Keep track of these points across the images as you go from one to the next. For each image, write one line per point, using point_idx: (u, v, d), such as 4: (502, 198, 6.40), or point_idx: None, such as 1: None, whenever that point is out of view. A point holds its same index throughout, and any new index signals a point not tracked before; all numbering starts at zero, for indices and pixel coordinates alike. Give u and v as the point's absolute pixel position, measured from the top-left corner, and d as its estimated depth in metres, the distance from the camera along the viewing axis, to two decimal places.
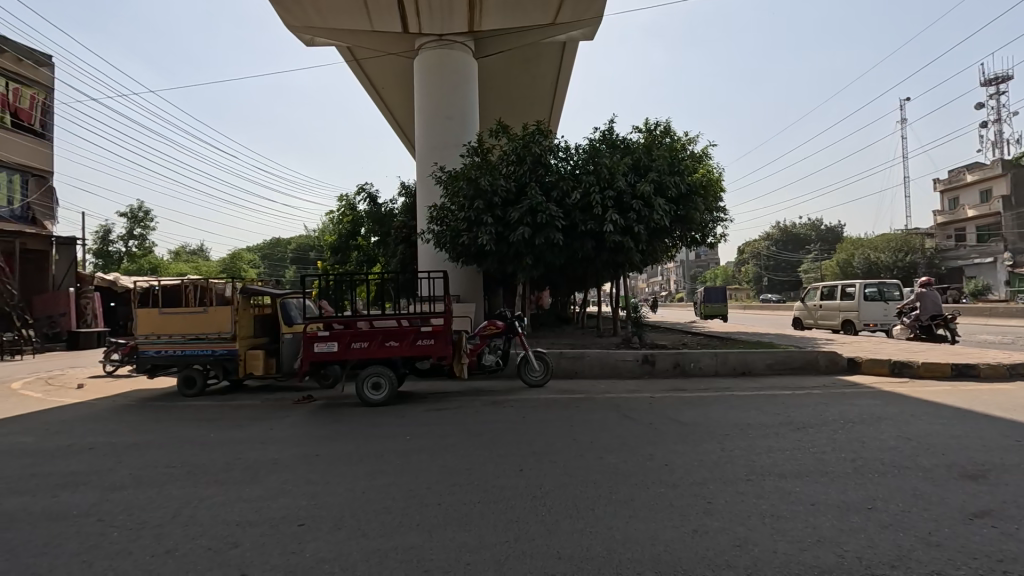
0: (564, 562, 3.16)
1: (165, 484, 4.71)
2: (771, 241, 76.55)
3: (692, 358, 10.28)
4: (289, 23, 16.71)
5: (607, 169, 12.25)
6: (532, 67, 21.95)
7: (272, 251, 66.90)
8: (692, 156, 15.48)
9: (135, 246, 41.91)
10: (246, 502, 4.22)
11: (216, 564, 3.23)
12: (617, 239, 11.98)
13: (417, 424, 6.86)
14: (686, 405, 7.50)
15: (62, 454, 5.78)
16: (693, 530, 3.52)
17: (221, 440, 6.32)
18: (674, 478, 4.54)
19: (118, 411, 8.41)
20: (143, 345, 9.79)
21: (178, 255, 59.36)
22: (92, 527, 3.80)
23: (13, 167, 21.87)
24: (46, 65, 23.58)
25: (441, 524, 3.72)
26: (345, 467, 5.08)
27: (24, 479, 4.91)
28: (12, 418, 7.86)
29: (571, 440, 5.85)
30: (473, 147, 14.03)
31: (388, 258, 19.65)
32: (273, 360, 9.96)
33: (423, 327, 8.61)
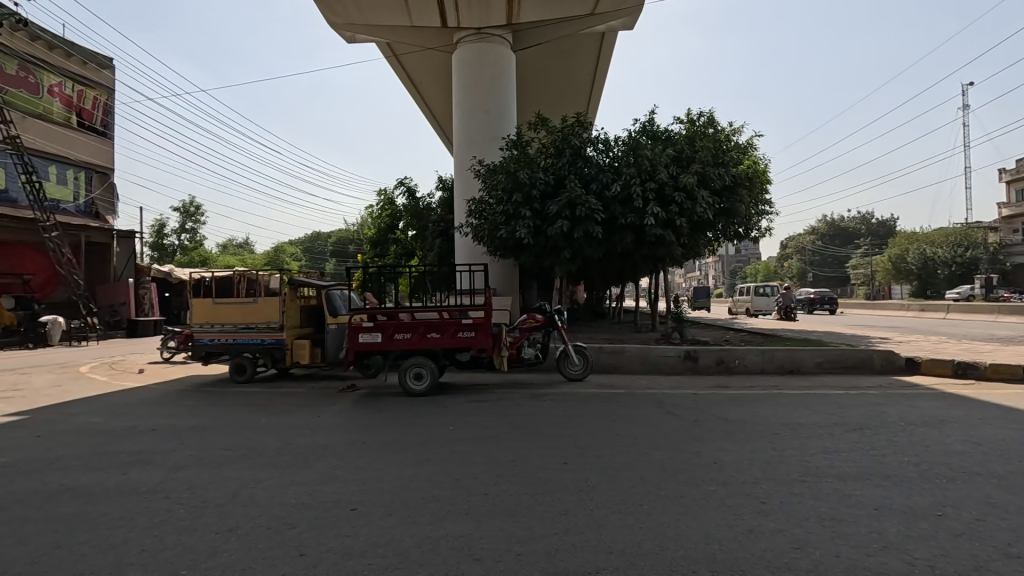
0: (615, 556, 3.12)
1: (224, 465, 4.92)
2: (817, 236, 73.09)
3: (737, 355, 9.98)
4: (331, 21, 17.03)
5: (649, 160, 12.01)
6: (571, 58, 21.71)
7: (314, 245, 68.97)
8: (737, 147, 15.00)
9: (187, 239, 43.98)
10: (301, 485, 4.36)
11: (275, 543, 3.35)
12: (659, 233, 11.75)
13: (460, 414, 6.95)
14: (730, 402, 7.36)
15: (129, 433, 6.15)
16: (748, 529, 3.43)
17: (272, 425, 6.58)
18: (725, 476, 4.42)
19: (175, 396, 8.82)
20: (198, 333, 10.24)
21: (226, 247, 61.72)
22: (160, 503, 4.01)
23: (78, 164, 23.21)
24: (108, 67, 24.88)
25: (489, 514, 3.75)
26: (392, 455, 5.17)
27: (96, 457, 5.23)
28: (82, 400, 8.39)
29: (614, 433, 5.80)
30: (512, 140, 13.99)
31: (426, 251, 19.88)
32: (319, 350, 10.28)
33: (464, 319, 8.70)
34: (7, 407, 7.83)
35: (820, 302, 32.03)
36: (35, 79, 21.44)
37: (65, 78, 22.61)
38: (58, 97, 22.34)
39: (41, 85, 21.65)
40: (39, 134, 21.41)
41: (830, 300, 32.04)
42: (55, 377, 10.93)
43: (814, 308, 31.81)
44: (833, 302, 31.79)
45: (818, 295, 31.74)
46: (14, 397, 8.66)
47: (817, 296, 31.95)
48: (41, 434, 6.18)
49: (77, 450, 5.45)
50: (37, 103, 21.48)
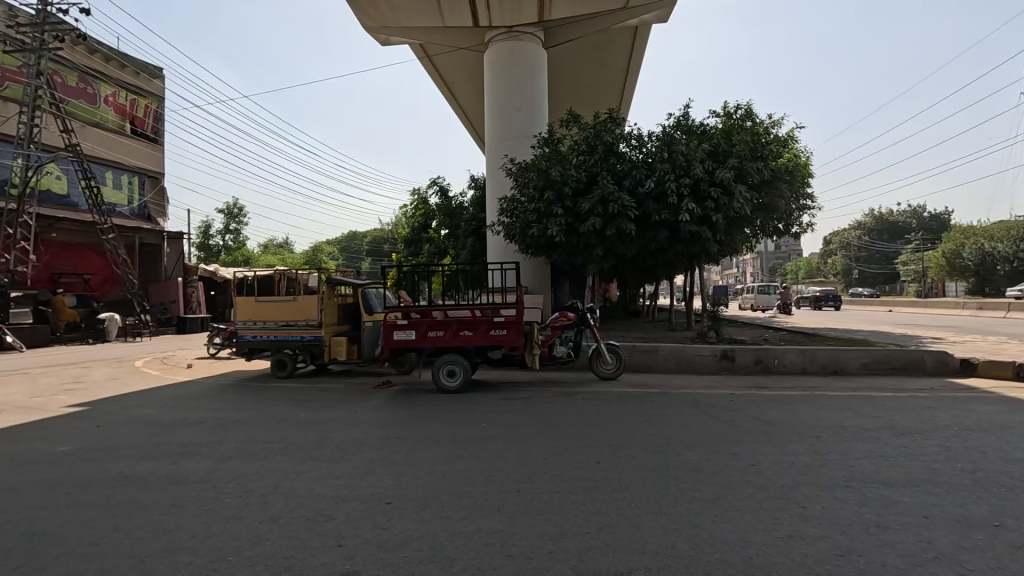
0: (649, 557, 3.10)
1: (267, 457, 5.12)
2: (863, 230, 69.68)
3: (776, 354, 9.69)
4: (366, 25, 17.37)
5: (684, 155, 11.76)
6: (603, 54, 21.46)
7: (350, 245, 71.00)
8: (778, 140, 14.48)
9: (231, 239, 45.85)
10: (338, 478, 4.50)
11: (316, 533, 3.47)
12: (694, 229, 11.52)
13: (492, 412, 7.00)
14: (768, 403, 7.16)
15: (180, 425, 6.47)
16: (788, 534, 3.34)
17: (311, 419, 6.81)
18: (763, 479, 4.31)
19: (221, 390, 9.20)
20: (241, 330, 10.65)
21: (267, 247, 63.82)
22: (208, 492, 4.21)
23: (131, 169, 24.50)
24: (158, 77, 26.16)
25: (521, 511, 3.77)
26: (426, 451, 5.27)
27: (150, 446, 5.54)
28: (137, 393, 8.88)
29: (647, 433, 5.74)
30: (544, 138, 13.94)
31: (458, 251, 20.11)
32: (355, 347, 10.55)
33: (496, 317, 8.74)
34: (71, 399, 8.37)
35: (825, 300, 35.14)
36: (93, 89, 22.72)
37: (119, 88, 23.91)
38: (113, 106, 23.59)
39: (98, 95, 22.94)
40: (97, 142, 22.71)
41: (834, 296, 34.84)
42: (113, 371, 11.60)
43: (819, 305, 35.07)
44: (838, 300, 34.75)
45: (823, 294, 34.96)
46: (77, 389, 9.25)
47: (822, 295, 35.71)
48: (101, 424, 6.58)
49: (134, 440, 5.79)
50: (95, 113, 22.78)
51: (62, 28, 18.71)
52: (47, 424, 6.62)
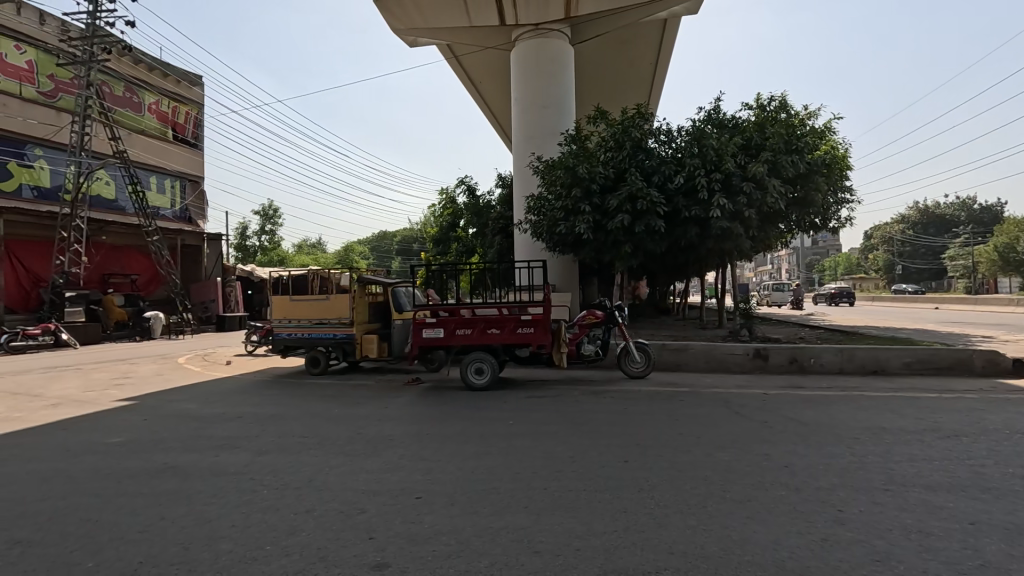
0: (677, 557, 3.07)
1: (302, 451, 5.28)
2: (907, 224, 66.47)
3: (811, 354, 9.42)
4: (394, 27, 17.48)
5: (715, 150, 11.52)
6: (631, 48, 21.19)
7: (381, 244, 72.32)
8: (814, 132, 14.00)
9: (267, 240, 47.28)
10: (370, 473, 4.62)
11: (347, 526, 3.56)
12: (725, 225, 11.30)
13: (520, 409, 7.04)
14: (803, 403, 6.97)
15: (220, 419, 6.75)
16: (822, 538, 3.25)
17: (343, 415, 6.99)
18: (797, 481, 4.20)
19: (258, 386, 9.52)
20: (277, 328, 10.98)
21: (300, 247, 65.33)
22: (247, 484, 4.38)
23: (173, 174, 25.58)
24: (198, 85, 27.23)
25: (548, 508, 3.80)
26: (454, 447, 5.34)
27: (192, 439, 5.79)
28: (181, 388, 9.28)
29: (676, 432, 5.67)
30: (571, 135, 13.85)
31: (485, 249, 20.24)
32: (385, 344, 10.76)
33: (523, 315, 8.78)
34: (120, 393, 8.82)
35: (839, 296, 36.39)
36: (139, 98, 23.77)
37: (162, 96, 25.00)
38: (156, 113, 24.65)
39: (143, 103, 24.00)
40: (142, 148, 23.76)
41: (846, 293, 36.23)
42: (158, 367, 12.15)
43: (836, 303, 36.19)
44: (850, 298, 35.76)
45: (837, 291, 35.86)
46: (125, 384, 9.73)
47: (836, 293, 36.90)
48: (147, 418, 6.90)
49: (177, 434, 6.06)
50: (140, 121, 23.84)
51: (109, 40, 19.65)
52: (99, 417, 6.99)
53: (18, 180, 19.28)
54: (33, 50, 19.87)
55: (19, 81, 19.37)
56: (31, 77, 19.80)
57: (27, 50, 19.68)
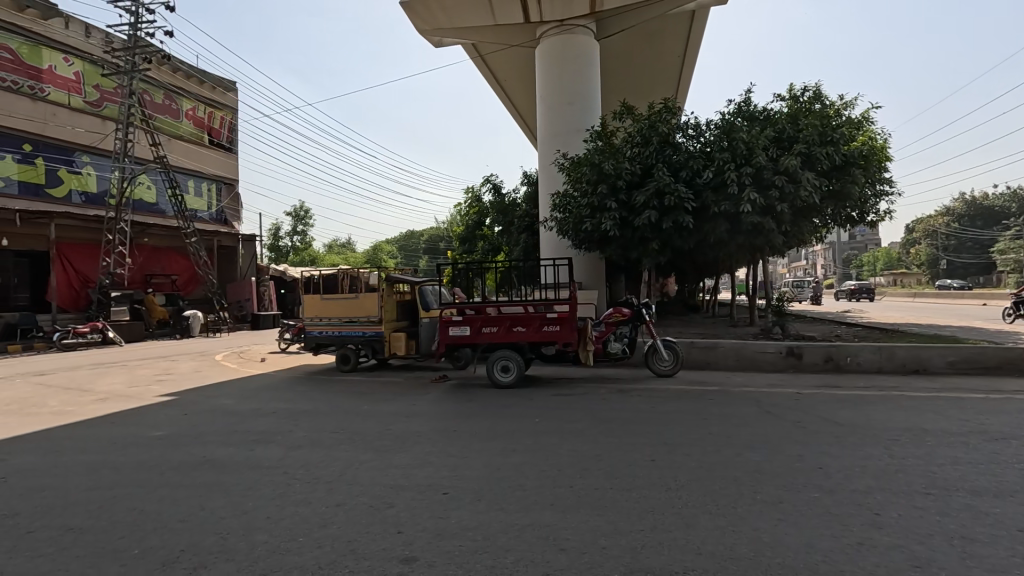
0: (706, 558, 3.03)
1: (333, 446, 5.43)
2: (953, 216, 63.26)
3: (848, 352, 9.12)
4: (420, 28, 17.39)
5: (745, 143, 11.23)
6: (658, 41, 20.80)
7: (408, 243, 73.22)
8: (850, 122, 13.49)
9: (299, 240, 48.46)
10: (398, 468, 4.70)
11: (377, 520, 3.65)
12: (756, 219, 11.03)
13: (546, 407, 7.04)
14: (838, 403, 6.74)
15: (255, 415, 6.98)
16: (858, 541, 3.16)
17: (372, 411, 7.14)
18: (831, 483, 4.09)
19: (291, 383, 9.79)
20: (308, 326, 11.28)
21: (330, 247, 66.69)
22: (281, 477, 4.53)
23: (210, 178, 26.48)
24: (231, 90, 28.07)
25: (574, 506, 3.80)
26: (480, 444, 5.38)
27: (230, 434, 6.01)
28: (218, 384, 9.63)
29: (705, 432, 5.57)
30: (597, 131, 13.70)
31: (511, 247, 20.26)
32: (413, 342, 10.91)
33: (549, 313, 8.77)
34: (162, 389, 9.21)
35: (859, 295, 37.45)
36: (177, 105, 24.64)
37: (198, 102, 25.90)
38: (192, 119, 25.54)
39: (181, 110, 24.87)
40: (181, 153, 24.63)
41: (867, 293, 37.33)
42: (197, 364, 12.62)
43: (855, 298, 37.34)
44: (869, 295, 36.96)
45: (857, 291, 37.22)
46: (167, 380, 10.15)
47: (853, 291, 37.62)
48: (187, 413, 7.19)
49: (215, 428, 6.30)
50: (178, 126, 24.74)
51: (149, 51, 20.40)
52: (143, 412, 7.32)
53: (67, 186, 20.30)
54: (80, 62, 20.88)
55: (67, 92, 20.39)
56: (78, 88, 20.80)
57: (74, 62, 20.67)
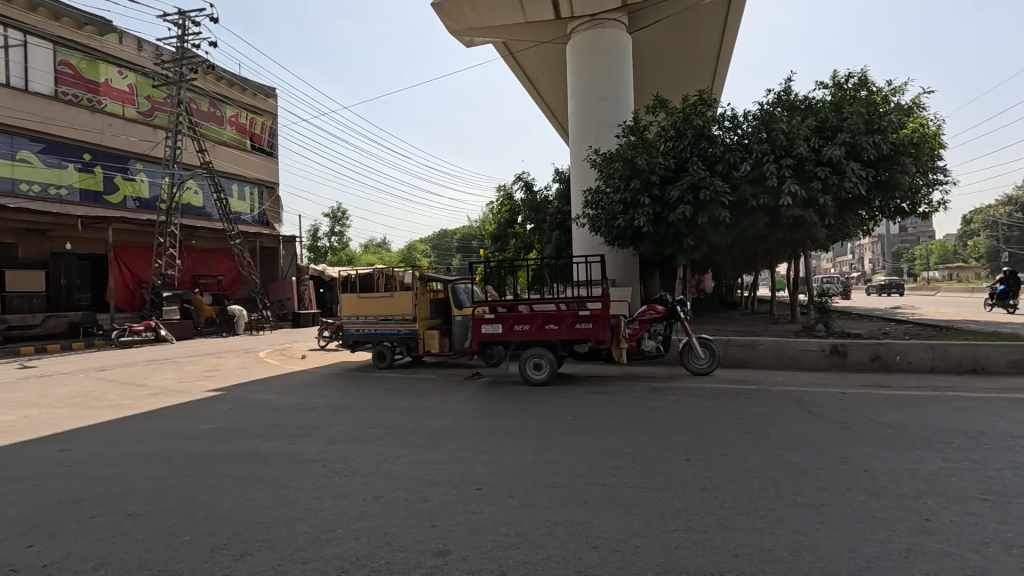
0: (742, 560, 2.97)
1: (370, 441, 5.57)
2: (1016, 206, 58.93)
3: (898, 350, 8.69)
4: (451, 29, 17.43)
5: (785, 133, 10.85)
6: (694, 31, 20.23)
7: (442, 242, 74.13)
8: (900, 109, 12.79)
9: (336, 241, 49.77)
10: (432, 463, 4.80)
11: (412, 513, 3.73)
12: (797, 213, 10.67)
13: (578, 405, 7.01)
14: (887, 404, 6.43)
15: (296, 410, 7.23)
16: (905, 548, 3.03)
17: (406, 407, 7.28)
18: (876, 486, 3.93)
19: (330, 379, 10.08)
20: (347, 323, 11.58)
21: (367, 247, 68.23)
22: (320, 471, 4.68)
23: (252, 181, 27.51)
24: (271, 96, 29.01)
25: (607, 504, 3.78)
26: (513, 441, 5.42)
27: (273, 428, 6.26)
28: (261, 380, 10.02)
29: (743, 432, 5.44)
30: (629, 126, 13.48)
31: (543, 244, 20.22)
32: (446, 340, 11.05)
33: (581, 310, 8.72)
34: (210, 384, 9.66)
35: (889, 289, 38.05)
36: (221, 112, 25.71)
37: (240, 109, 26.93)
38: (235, 125, 26.57)
39: (224, 117, 25.92)
40: (224, 158, 25.68)
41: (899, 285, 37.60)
42: (242, 360, 13.16)
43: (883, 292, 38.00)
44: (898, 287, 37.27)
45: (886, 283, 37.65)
46: (214, 376, 10.65)
47: (888, 283, 37.54)
48: (232, 407, 7.51)
49: (258, 422, 6.56)
50: (222, 133, 25.81)
51: (196, 61, 21.35)
52: (192, 406, 7.69)
53: (123, 193, 21.49)
54: (133, 75, 22.06)
55: (122, 103, 21.57)
56: (132, 99, 21.95)
57: (128, 75, 21.86)
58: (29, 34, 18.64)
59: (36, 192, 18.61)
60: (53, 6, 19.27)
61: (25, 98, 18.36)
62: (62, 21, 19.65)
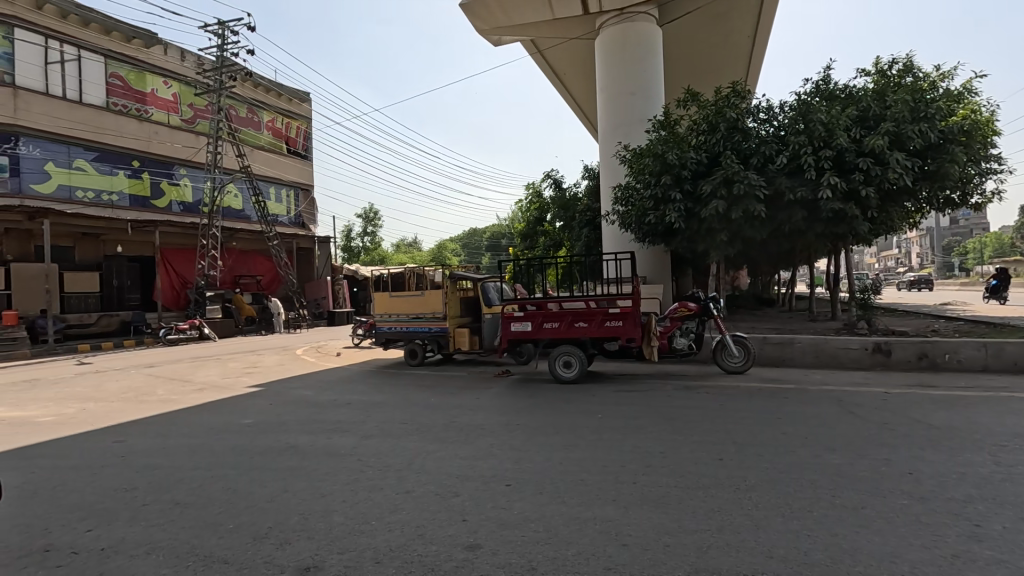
0: (777, 562, 2.91)
1: (402, 437, 5.69)
2: None
3: (947, 348, 8.29)
4: (479, 28, 17.49)
5: (824, 124, 10.45)
6: (727, 21, 19.71)
7: (471, 240, 74.69)
8: (948, 96, 12.16)
9: (369, 240, 50.79)
10: (463, 459, 4.86)
11: (444, 507, 3.80)
12: (837, 206, 10.29)
13: (608, 404, 6.97)
14: (935, 405, 6.14)
15: (332, 406, 7.44)
16: (952, 554, 2.90)
17: (437, 404, 7.39)
18: (922, 490, 3.77)
19: (363, 376, 10.32)
20: (379, 321, 11.83)
21: (398, 247, 69.34)
22: (355, 465, 4.81)
23: (289, 184, 28.37)
24: (305, 100, 29.82)
25: (637, 502, 3.76)
26: (543, 439, 5.43)
27: (310, 423, 6.46)
28: (298, 377, 10.35)
29: (779, 432, 5.29)
30: (659, 121, 13.28)
31: (573, 242, 20.09)
32: (476, 338, 11.15)
33: (611, 308, 8.65)
34: (251, 381, 10.02)
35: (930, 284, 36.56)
36: (258, 117, 26.59)
37: (277, 114, 27.78)
38: (271, 130, 27.43)
39: (261, 122, 26.79)
40: (262, 162, 26.54)
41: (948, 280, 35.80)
42: (281, 358, 13.61)
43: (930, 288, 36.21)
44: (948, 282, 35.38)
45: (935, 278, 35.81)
46: (255, 373, 11.05)
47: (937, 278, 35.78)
48: (271, 403, 7.79)
49: (296, 417, 6.79)
50: (259, 138, 26.68)
51: (235, 69, 22.12)
52: (234, 401, 8.01)
53: (168, 198, 22.48)
54: (177, 84, 23.04)
55: (166, 112, 22.55)
56: (176, 107, 22.92)
57: (172, 85, 22.85)
58: (82, 49, 19.73)
59: (89, 199, 19.68)
60: (104, 21, 20.30)
61: (80, 110, 19.45)
62: (113, 35, 20.68)
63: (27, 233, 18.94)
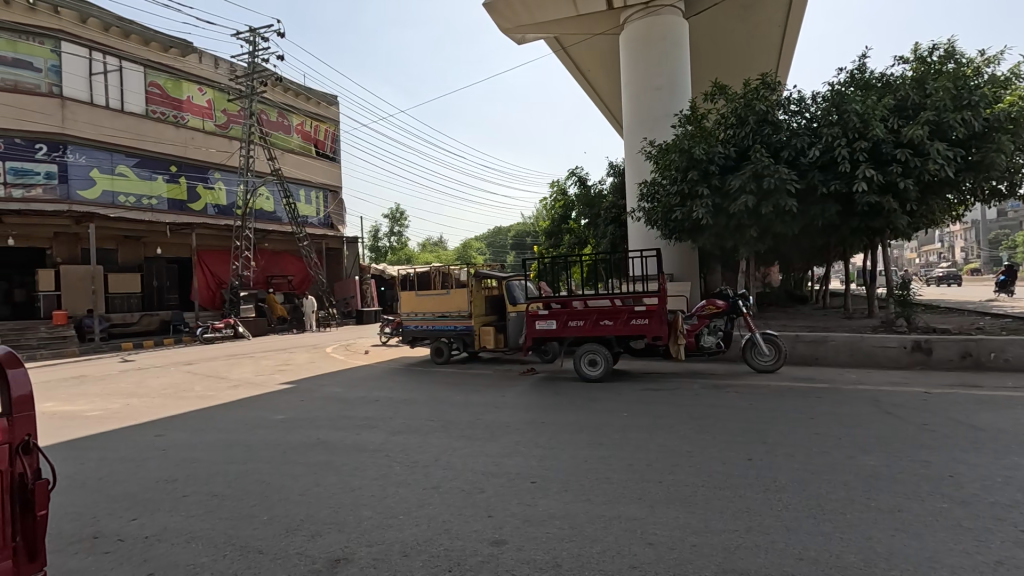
0: (808, 564, 2.85)
1: (428, 434, 5.77)
2: None
3: (992, 347, 7.92)
4: (504, 28, 17.50)
5: (859, 114, 10.09)
6: (756, 11, 19.20)
7: (496, 239, 74.97)
8: (994, 81, 11.56)
9: (395, 240, 51.49)
10: (489, 456, 4.91)
11: (470, 503, 3.85)
12: (873, 199, 9.94)
13: (634, 402, 6.92)
14: (979, 406, 5.86)
15: (360, 402, 7.60)
16: (994, 560, 2.79)
17: (463, 402, 7.47)
18: (964, 494, 3.62)
19: (391, 374, 10.49)
20: (405, 320, 11.99)
21: (425, 246, 70.09)
22: (383, 461, 4.90)
23: (317, 186, 28.97)
24: (333, 103, 30.38)
25: (663, 500, 3.74)
26: (568, 437, 5.43)
27: (339, 419, 6.62)
28: (328, 374, 10.59)
29: (811, 433, 5.16)
30: (685, 115, 13.06)
31: (598, 239, 19.92)
32: (502, 336, 11.19)
33: (637, 306, 8.57)
34: (283, 378, 10.30)
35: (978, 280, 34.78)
36: (288, 121, 27.22)
37: (305, 117, 28.38)
38: (300, 133, 28.06)
39: (290, 126, 27.43)
40: (291, 165, 27.18)
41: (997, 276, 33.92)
42: (311, 356, 13.95)
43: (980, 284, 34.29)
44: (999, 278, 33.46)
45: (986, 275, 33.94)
46: (286, 371, 11.34)
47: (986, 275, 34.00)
48: (301, 399, 8.00)
49: (326, 414, 6.96)
50: (289, 141, 27.34)
51: (265, 74, 22.69)
52: (268, 398, 8.26)
53: (203, 201, 23.24)
54: (211, 91, 23.81)
55: (201, 118, 23.34)
56: (210, 113, 23.69)
57: (207, 92, 23.62)
58: (123, 59, 20.59)
59: (130, 203, 20.52)
60: (143, 32, 21.13)
61: (121, 118, 20.30)
62: (151, 46, 21.51)
63: (75, 237, 19.84)
